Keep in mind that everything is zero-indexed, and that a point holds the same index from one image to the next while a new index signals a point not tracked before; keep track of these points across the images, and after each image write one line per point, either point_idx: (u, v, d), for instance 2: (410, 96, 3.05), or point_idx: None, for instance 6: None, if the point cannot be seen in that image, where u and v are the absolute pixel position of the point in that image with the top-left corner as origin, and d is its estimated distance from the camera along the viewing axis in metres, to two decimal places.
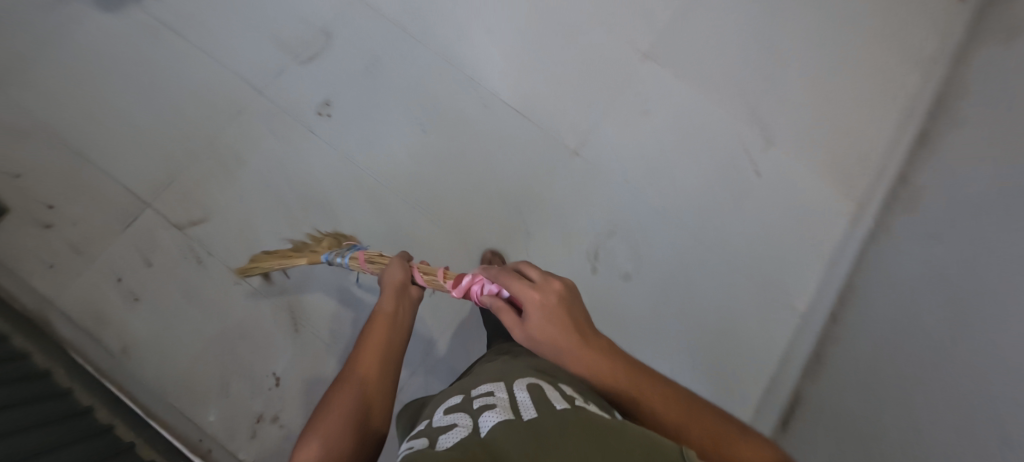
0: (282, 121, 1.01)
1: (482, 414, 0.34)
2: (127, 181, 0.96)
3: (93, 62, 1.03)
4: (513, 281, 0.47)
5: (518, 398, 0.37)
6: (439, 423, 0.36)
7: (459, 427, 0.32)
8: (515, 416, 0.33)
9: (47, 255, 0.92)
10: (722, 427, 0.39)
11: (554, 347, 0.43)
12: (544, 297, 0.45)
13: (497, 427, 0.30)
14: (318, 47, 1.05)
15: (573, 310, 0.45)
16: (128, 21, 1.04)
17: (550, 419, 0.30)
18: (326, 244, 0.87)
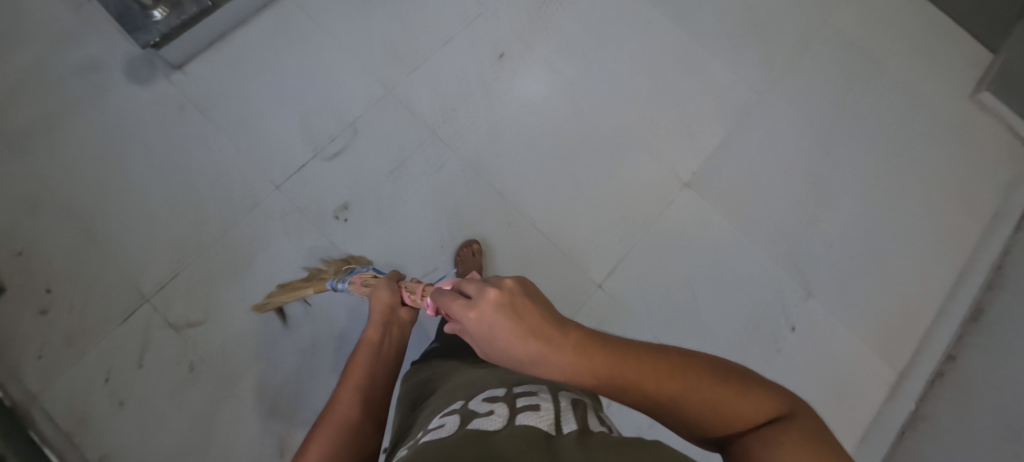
0: (297, 220, 0.96)
1: (519, 412, 0.32)
2: (131, 268, 0.92)
3: (109, 130, 0.97)
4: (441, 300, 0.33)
5: (563, 405, 0.34)
6: (473, 407, 0.35)
7: (493, 420, 0.30)
8: (542, 419, 0.30)
9: (38, 343, 0.87)
10: (730, 395, 0.29)
11: (516, 368, 0.31)
12: (471, 309, 0.30)
13: (522, 426, 0.28)
14: (344, 143, 1.00)
15: (520, 310, 0.30)
16: (154, 93, 1.00)
17: (579, 436, 0.27)
18: (332, 271, 0.89)
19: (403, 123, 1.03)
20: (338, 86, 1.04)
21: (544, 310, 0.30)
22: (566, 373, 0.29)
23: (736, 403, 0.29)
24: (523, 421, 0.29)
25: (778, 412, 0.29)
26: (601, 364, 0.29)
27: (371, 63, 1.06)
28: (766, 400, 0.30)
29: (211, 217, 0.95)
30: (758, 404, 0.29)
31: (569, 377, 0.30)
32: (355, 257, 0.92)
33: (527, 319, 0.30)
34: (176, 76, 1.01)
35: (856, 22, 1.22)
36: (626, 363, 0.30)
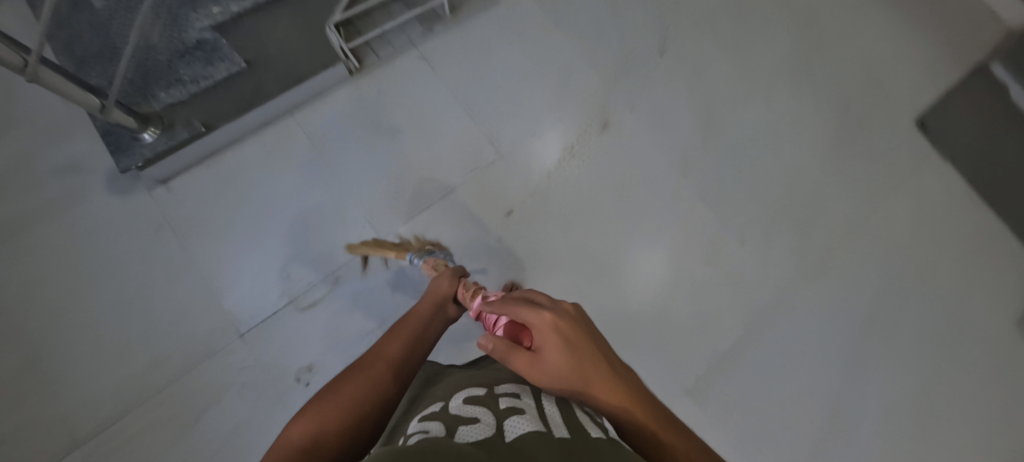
0: (255, 378, 0.87)
1: (506, 422, 0.33)
2: (63, 407, 0.82)
3: (76, 242, 0.89)
4: (529, 309, 0.46)
5: (546, 412, 0.37)
6: (462, 415, 0.35)
7: (482, 428, 0.30)
8: (532, 425, 0.31)
9: None
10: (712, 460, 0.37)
11: (569, 375, 0.40)
12: (561, 323, 0.44)
13: (521, 432, 0.28)
14: (322, 294, 0.92)
15: (584, 335, 0.44)
16: (133, 206, 0.92)
17: (582, 441, 0.28)
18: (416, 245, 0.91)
19: (390, 277, 0.94)
20: (328, 225, 0.95)
21: (598, 345, 0.44)
22: (607, 385, 0.40)
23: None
24: (518, 429, 0.29)
25: None
26: (629, 395, 0.40)
27: (369, 202, 0.98)
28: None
29: (166, 360, 0.86)
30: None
31: (607, 394, 0.39)
32: (438, 242, 0.95)
33: (587, 341, 0.43)
34: (160, 191, 0.93)
35: (900, 219, 1.11)
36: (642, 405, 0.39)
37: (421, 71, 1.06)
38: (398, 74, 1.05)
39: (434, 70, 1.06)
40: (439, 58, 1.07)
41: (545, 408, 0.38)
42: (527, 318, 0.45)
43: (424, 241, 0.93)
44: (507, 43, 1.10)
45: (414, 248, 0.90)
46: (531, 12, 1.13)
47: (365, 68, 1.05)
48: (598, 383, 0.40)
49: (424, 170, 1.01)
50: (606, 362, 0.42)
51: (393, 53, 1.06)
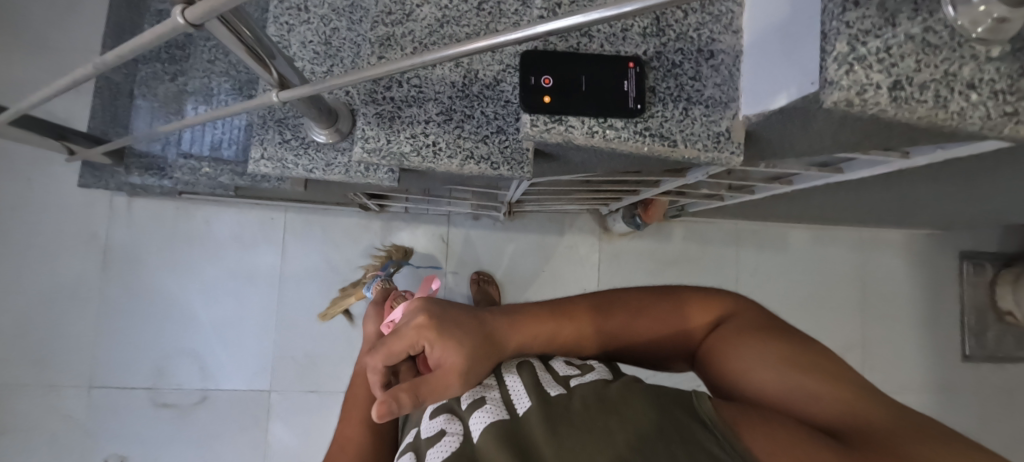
0: (71, 436, 0.82)
1: (472, 412, 0.28)
2: None
3: (12, 205, 0.83)
4: (389, 342, 0.27)
5: (509, 378, 0.30)
6: (422, 432, 0.29)
7: (451, 439, 0.27)
8: (504, 408, 0.28)
9: None
10: (662, 301, 0.32)
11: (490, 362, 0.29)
12: (432, 317, 0.28)
13: (485, 433, 0.26)
14: (185, 399, 0.85)
15: (473, 314, 0.30)
16: (85, 201, 0.85)
17: (550, 412, 0.26)
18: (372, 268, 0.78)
19: (247, 436, 0.85)
20: (237, 344, 0.87)
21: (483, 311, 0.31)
22: (523, 332, 0.31)
23: (673, 304, 0.32)
24: (488, 421, 0.26)
25: (721, 311, 0.31)
26: (543, 323, 0.32)
27: (289, 344, 0.88)
28: (706, 303, 0.32)
29: (14, 367, 0.82)
30: (699, 309, 0.31)
31: (536, 339, 0.31)
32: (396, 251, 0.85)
33: (466, 313, 0.30)
34: (120, 202, 0.85)
35: None
36: (563, 316, 0.32)
37: (434, 249, 0.92)
38: (411, 237, 0.91)
39: (445, 260, 0.92)
40: (458, 252, 0.92)
41: (500, 385, 0.30)
42: (399, 357, 0.27)
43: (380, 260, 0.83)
44: (535, 279, 0.94)
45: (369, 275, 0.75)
46: (583, 268, 0.95)
47: (384, 214, 0.91)
48: (518, 334, 0.31)
49: (358, 353, 0.89)
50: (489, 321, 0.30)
51: (422, 216, 0.92)
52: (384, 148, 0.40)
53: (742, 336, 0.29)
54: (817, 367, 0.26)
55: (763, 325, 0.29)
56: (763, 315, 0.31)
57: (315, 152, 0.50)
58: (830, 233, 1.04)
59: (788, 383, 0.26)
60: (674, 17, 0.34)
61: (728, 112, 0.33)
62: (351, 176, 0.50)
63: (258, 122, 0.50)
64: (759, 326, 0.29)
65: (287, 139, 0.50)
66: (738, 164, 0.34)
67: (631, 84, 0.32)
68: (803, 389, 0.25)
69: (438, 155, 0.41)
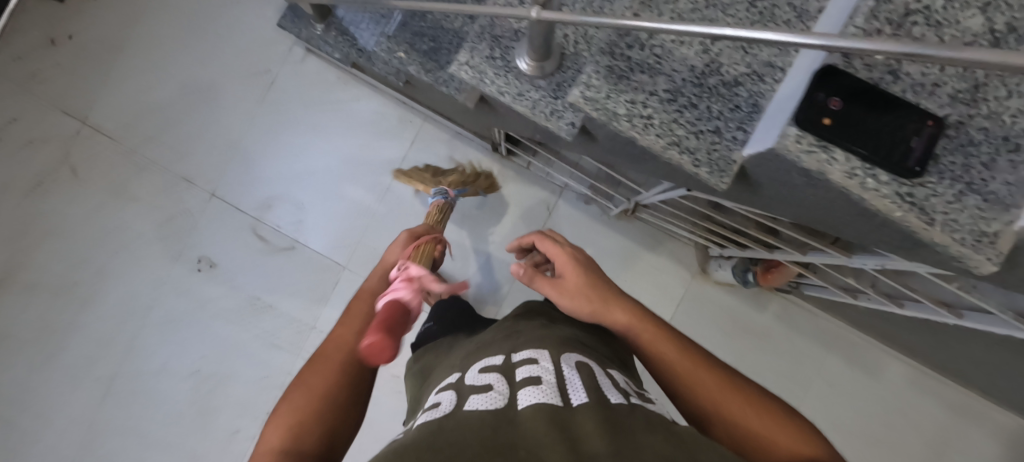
0: (184, 225, 0.93)
1: (524, 385, 0.31)
2: (94, 98, 0.94)
3: (223, 21, 0.94)
4: (548, 238, 0.48)
5: (565, 371, 0.33)
6: (467, 380, 0.33)
7: (496, 394, 0.30)
8: (559, 394, 0.29)
9: (24, 53, 0.94)
10: (755, 398, 0.35)
11: (587, 307, 0.42)
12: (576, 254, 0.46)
13: (534, 405, 0.28)
14: (278, 241, 0.93)
15: (601, 274, 0.44)
16: (273, 41, 0.94)
17: (591, 414, 0.27)
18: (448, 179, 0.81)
19: (309, 294, 0.93)
20: (333, 216, 0.94)
21: (619, 287, 0.43)
22: (627, 318, 0.41)
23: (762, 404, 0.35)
24: (534, 400, 0.28)
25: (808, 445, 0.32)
26: (646, 326, 0.40)
27: (376, 237, 0.94)
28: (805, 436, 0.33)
29: (168, 150, 0.94)
30: (787, 427, 0.33)
31: (633, 326, 0.40)
32: (475, 178, 0.83)
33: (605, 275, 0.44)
34: (297, 53, 0.94)
35: None
36: (663, 337, 0.39)
37: (536, 214, 0.92)
38: (521, 193, 0.93)
39: (541, 228, 0.92)
40: (554, 226, 0.92)
41: (559, 368, 0.33)
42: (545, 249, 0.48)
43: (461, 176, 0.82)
44: (614, 284, 0.92)
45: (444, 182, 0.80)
46: (663, 298, 0.92)
47: (505, 161, 0.93)
48: (623, 320, 0.41)
49: None
50: (610, 290, 0.43)
51: (537, 177, 0.92)
52: (601, 101, 0.40)
53: None
54: None
55: None
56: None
57: (514, 78, 0.51)
58: (941, 388, 0.92)
59: None
60: (995, 92, 0.30)
61: (1005, 216, 0.29)
62: (534, 113, 0.51)
63: (478, 32, 0.52)
64: None
65: (496, 57, 0.51)
66: (984, 273, 0.30)
67: (920, 143, 0.29)
68: None
69: (648, 130, 0.40)
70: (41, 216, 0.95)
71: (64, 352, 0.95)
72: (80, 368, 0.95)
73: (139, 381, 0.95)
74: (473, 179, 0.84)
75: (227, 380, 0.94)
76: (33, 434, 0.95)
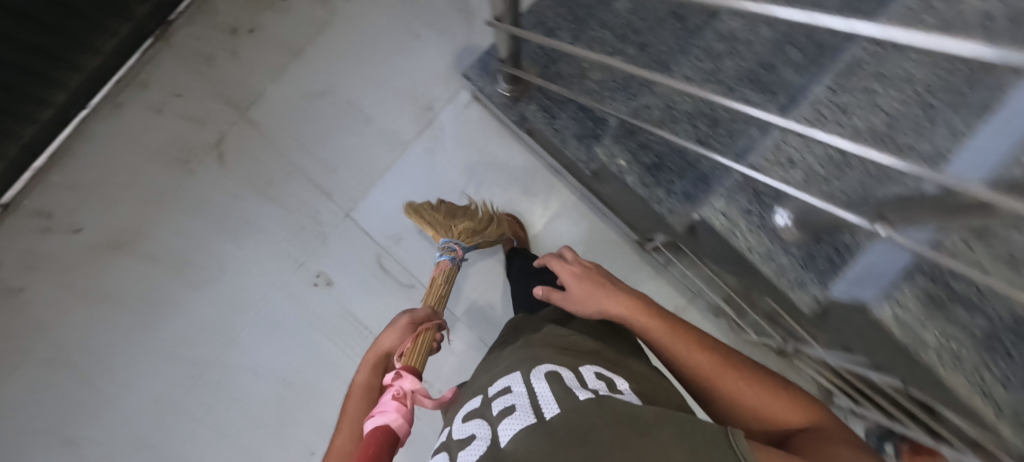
0: (311, 236, 0.94)
1: (503, 419, 0.42)
2: (258, 92, 0.96)
3: (397, 50, 0.95)
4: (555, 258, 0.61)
5: (537, 388, 0.43)
6: (456, 434, 0.44)
7: (481, 444, 0.41)
8: (535, 412, 0.41)
9: (205, 36, 0.98)
10: (753, 377, 0.47)
11: (595, 310, 0.54)
12: (577, 267, 0.58)
13: (514, 436, 0.39)
14: (399, 276, 0.93)
15: (600, 280, 0.56)
16: (441, 79, 0.94)
17: (566, 421, 0.38)
18: (463, 225, 0.77)
19: None
20: None
21: (617, 288, 0.54)
22: (630, 312, 0.52)
23: (758, 383, 0.46)
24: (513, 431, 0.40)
25: (796, 410, 0.45)
26: (650, 316, 0.51)
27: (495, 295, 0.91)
28: (795, 404, 0.45)
29: (315, 159, 0.95)
30: (780, 397, 0.45)
31: (637, 318, 0.51)
32: (495, 223, 0.81)
33: (604, 278, 0.56)
34: (461, 97, 0.94)
35: None
36: (664, 323, 0.50)
37: None
38: (651, 289, 0.90)
39: None
40: None
41: (532, 385, 0.44)
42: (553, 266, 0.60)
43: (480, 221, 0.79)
44: None
45: (457, 231, 0.77)
46: None
47: (643, 252, 0.90)
48: (629, 314, 0.52)
49: None
50: (614, 290, 0.54)
51: (672, 278, 0.90)
52: (913, 325, 0.49)
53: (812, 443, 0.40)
54: None
55: (837, 438, 0.41)
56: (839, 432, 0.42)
57: (767, 238, 0.54)
58: None
59: None
60: None
61: None
62: (777, 277, 0.55)
63: (738, 184, 0.57)
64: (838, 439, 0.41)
65: (751, 213, 0.56)
66: None
67: None
68: None
69: (953, 360, 0.48)
70: (178, 192, 0.96)
71: (163, 326, 0.95)
72: (173, 347, 0.95)
73: (223, 374, 0.93)
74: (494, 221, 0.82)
75: (312, 398, 0.93)
76: (110, 398, 0.95)
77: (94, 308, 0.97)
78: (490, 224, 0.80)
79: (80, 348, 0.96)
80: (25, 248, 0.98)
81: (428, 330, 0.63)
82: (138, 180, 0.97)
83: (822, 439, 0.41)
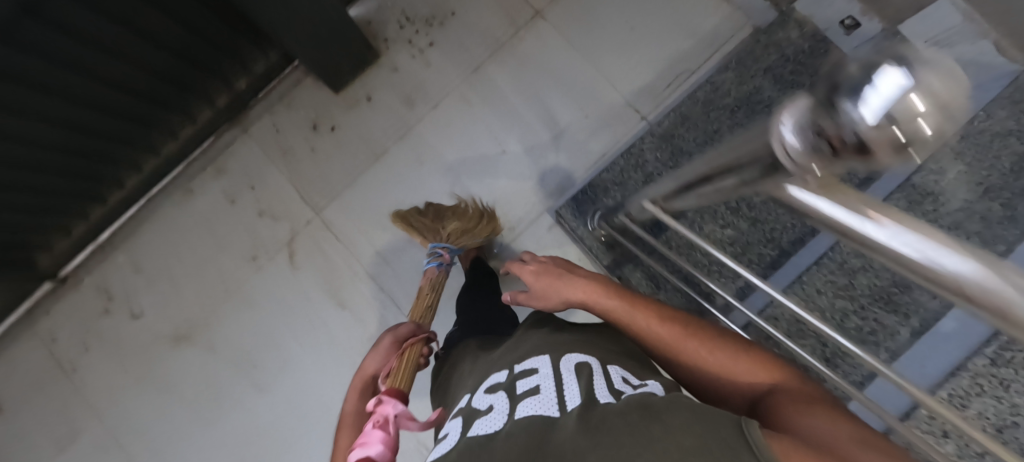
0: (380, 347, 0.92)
1: (522, 399, 0.36)
2: (335, 191, 0.94)
3: (480, 161, 0.93)
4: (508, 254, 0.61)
5: (566, 380, 0.37)
6: (476, 404, 0.40)
7: (497, 420, 0.35)
8: (557, 403, 0.34)
9: (284, 126, 0.96)
10: (717, 343, 0.42)
11: (553, 300, 0.53)
12: (527, 262, 0.57)
13: (524, 419, 0.34)
14: None
15: (551, 269, 0.55)
16: (524, 197, 0.92)
17: (584, 412, 0.32)
18: (452, 227, 0.78)
19: None
20: None
21: (568, 273, 0.53)
22: (583, 294, 0.50)
23: (725, 351, 0.41)
24: (527, 414, 0.34)
25: (769, 375, 0.39)
26: (599, 292, 0.49)
27: None
28: (769, 366, 0.39)
29: (389, 267, 0.92)
30: (752, 365, 0.40)
31: (589, 298, 0.49)
32: (484, 223, 0.80)
33: (556, 267, 0.55)
34: (545, 220, 0.91)
35: None
36: (610, 297, 0.48)
37: None
38: None
39: None
40: None
41: (559, 378, 0.37)
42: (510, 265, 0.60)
43: (470, 223, 0.79)
44: None
45: (445, 234, 0.77)
46: None
47: None
48: (582, 296, 0.50)
49: None
50: (567, 274, 0.53)
51: None
52: None
53: (787, 409, 0.34)
54: (867, 441, 0.28)
55: (816, 400, 0.34)
56: (821, 395, 0.35)
57: None
58: None
59: (818, 435, 0.29)
60: None
61: None
62: None
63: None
64: (808, 400, 0.34)
65: None
66: None
67: None
68: (824, 444, 0.28)
69: None
70: (244, 286, 0.94)
71: (216, 423, 0.92)
72: (223, 446, 0.92)
73: None
74: (482, 222, 0.80)
75: None
76: None
77: (144, 396, 0.94)
78: (478, 225, 0.80)
79: (129, 435, 0.93)
80: (82, 326, 0.96)
81: (413, 345, 0.59)
82: (206, 268, 0.95)
83: (792, 399, 0.35)
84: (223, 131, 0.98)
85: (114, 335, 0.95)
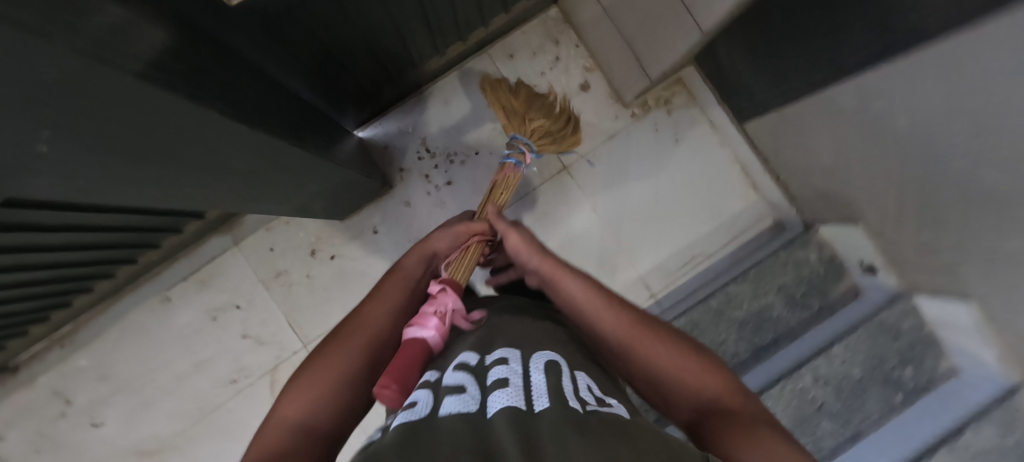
0: None
1: (493, 389, 0.29)
2: (327, 320, 0.90)
3: None
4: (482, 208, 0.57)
5: (535, 376, 0.30)
6: (444, 381, 0.31)
7: (466, 402, 0.27)
8: (526, 400, 0.27)
9: (281, 246, 0.90)
10: (670, 344, 0.38)
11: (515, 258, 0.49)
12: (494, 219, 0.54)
13: (500, 410, 0.25)
14: None
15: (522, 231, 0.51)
16: None
17: (551, 418, 0.24)
18: (536, 124, 0.66)
19: None
20: None
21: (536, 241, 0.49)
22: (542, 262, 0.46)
23: (677, 354, 0.37)
24: (501, 406, 0.26)
25: (716, 390, 0.35)
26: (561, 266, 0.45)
27: None
28: (719, 377, 0.36)
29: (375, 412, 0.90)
30: (698, 374, 0.36)
31: (550, 268, 0.46)
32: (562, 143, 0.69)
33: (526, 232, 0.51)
34: None
35: None
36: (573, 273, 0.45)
37: None
38: None
39: None
40: None
41: (527, 373, 0.31)
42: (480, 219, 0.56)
43: (554, 125, 0.68)
44: None
45: (528, 128, 0.65)
46: None
47: None
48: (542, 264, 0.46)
49: None
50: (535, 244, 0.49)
51: None
52: None
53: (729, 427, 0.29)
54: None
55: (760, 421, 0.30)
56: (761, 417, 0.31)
57: None
58: None
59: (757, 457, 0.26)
60: None
61: None
62: None
63: None
64: (750, 422, 0.30)
65: None
66: None
67: None
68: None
69: None
70: (218, 410, 0.89)
71: None
72: None
73: None
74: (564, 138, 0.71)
75: None
76: None
77: None
78: (566, 130, 0.69)
79: None
80: (32, 428, 0.89)
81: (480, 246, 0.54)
82: (179, 385, 0.89)
83: (733, 424, 0.30)
84: (211, 238, 0.91)
85: (68, 443, 0.88)
